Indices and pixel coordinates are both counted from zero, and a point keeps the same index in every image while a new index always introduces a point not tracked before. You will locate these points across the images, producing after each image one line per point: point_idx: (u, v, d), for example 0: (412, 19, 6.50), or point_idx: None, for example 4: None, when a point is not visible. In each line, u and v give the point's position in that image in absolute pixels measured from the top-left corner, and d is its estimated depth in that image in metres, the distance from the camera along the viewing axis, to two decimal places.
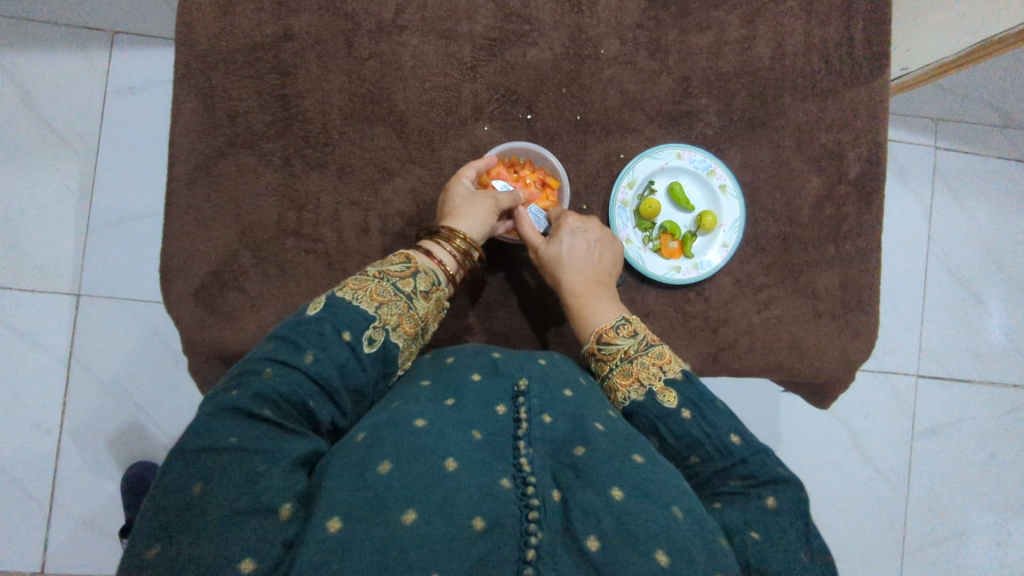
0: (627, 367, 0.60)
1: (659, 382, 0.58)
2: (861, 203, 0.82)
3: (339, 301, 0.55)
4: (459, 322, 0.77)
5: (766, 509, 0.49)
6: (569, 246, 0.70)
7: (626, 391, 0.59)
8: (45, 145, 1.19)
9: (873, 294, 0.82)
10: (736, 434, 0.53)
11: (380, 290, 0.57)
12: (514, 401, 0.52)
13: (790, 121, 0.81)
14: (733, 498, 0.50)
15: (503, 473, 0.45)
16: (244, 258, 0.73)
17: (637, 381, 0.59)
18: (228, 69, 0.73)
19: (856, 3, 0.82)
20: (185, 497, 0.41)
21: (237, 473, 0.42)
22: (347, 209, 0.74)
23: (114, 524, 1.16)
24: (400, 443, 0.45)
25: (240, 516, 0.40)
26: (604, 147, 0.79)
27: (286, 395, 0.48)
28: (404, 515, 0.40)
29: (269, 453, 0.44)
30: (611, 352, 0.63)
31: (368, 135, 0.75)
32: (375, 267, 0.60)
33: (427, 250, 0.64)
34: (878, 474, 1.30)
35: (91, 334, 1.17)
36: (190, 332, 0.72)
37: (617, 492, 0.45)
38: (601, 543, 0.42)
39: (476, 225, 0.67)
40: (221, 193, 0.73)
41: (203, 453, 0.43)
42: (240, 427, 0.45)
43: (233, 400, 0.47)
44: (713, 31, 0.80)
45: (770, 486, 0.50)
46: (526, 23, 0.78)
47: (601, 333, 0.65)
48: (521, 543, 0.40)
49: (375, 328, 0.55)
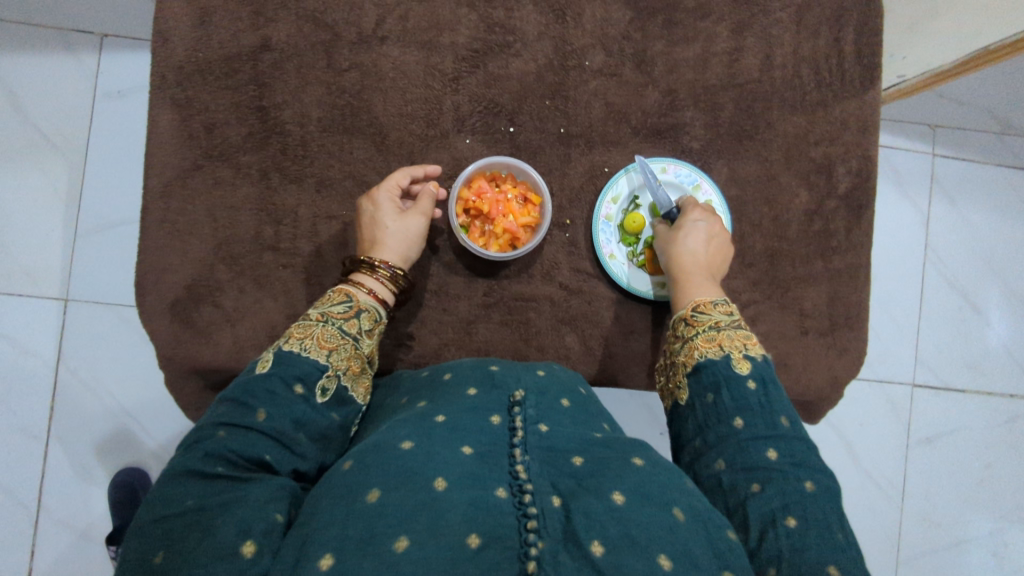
0: (712, 333, 0.61)
1: (738, 352, 0.59)
2: (851, 217, 0.80)
3: (286, 353, 0.55)
4: (439, 338, 0.76)
5: (803, 492, 0.51)
6: (692, 234, 0.70)
7: (704, 350, 0.60)
8: (32, 149, 1.18)
9: (863, 311, 0.80)
10: (787, 419, 0.55)
11: (327, 335, 0.57)
12: (509, 411, 0.51)
13: (778, 135, 0.80)
14: (771, 470, 0.52)
15: (498, 484, 0.44)
16: (220, 272, 0.72)
17: (719, 345, 0.60)
18: (205, 80, 0.72)
19: (848, 14, 0.81)
20: (147, 568, 0.41)
21: (198, 530, 0.42)
22: (325, 223, 0.73)
23: (98, 532, 1.15)
24: (386, 469, 0.44)
25: (201, 570, 0.40)
26: (588, 161, 0.78)
27: (240, 450, 0.48)
28: (396, 542, 0.39)
29: (228, 504, 0.44)
30: (702, 319, 0.63)
31: (347, 148, 0.74)
32: (317, 309, 0.59)
33: (363, 285, 0.63)
34: (871, 483, 1.29)
35: (77, 339, 1.16)
36: (165, 346, 0.71)
37: (618, 497, 0.44)
38: (606, 549, 0.40)
39: (404, 253, 0.67)
40: (197, 207, 0.72)
41: (158, 522, 0.43)
42: (192, 489, 0.45)
43: (185, 462, 0.47)
44: (701, 42, 0.79)
45: (806, 471, 0.52)
46: (509, 34, 0.76)
47: (699, 303, 0.65)
48: (521, 555, 0.40)
49: (329, 376, 0.55)
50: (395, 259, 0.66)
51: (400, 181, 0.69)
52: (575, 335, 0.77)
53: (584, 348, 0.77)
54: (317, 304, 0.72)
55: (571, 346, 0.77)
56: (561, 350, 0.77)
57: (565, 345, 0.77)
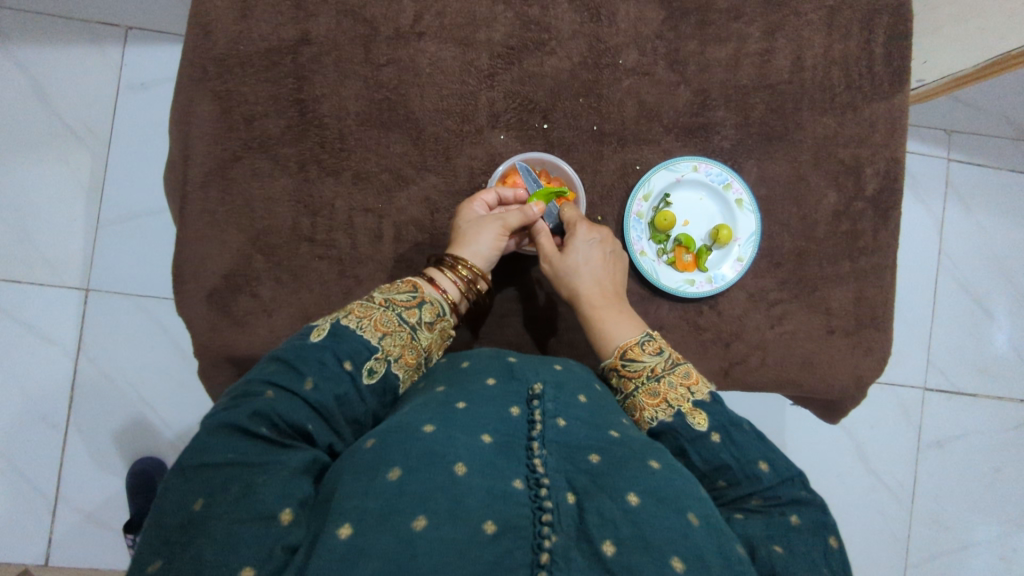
0: (654, 386, 0.59)
1: (687, 403, 0.57)
2: (878, 219, 0.81)
3: (343, 328, 0.56)
4: (471, 330, 0.77)
5: (791, 527, 0.49)
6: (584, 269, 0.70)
7: (652, 411, 0.58)
8: (56, 139, 1.19)
9: (887, 312, 0.81)
10: (766, 462, 0.53)
11: (385, 320, 0.58)
12: (528, 404, 0.52)
13: (808, 135, 0.81)
14: (757, 514, 0.50)
15: (515, 475, 0.45)
16: (257, 262, 0.73)
17: (664, 401, 0.58)
18: (246, 72, 0.73)
19: (877, 18, 0.82)
20: (186, 514, 0.42)
21: (235, 488, 0.43)
22: (361, 215, 0.74)
23: (115, 518, 1.16)
24: (409, 449, 0.45)
25: (238, 526, 0.41)
26: (620, 159, 0.79)
27: (285, 415, 0.48)
28: (416, 520, 0.41)
29: (266, 466, 0.45)
30: (637, 370, 0.61)
31: (384, 142, 0.75)
32: (382, 294, 0.61)
33: (431, 279, 0.65)
34: (882, 486, 1.30)
35: (99, 329, 1.17)
36: (203, 335, 0.72)
37: (633, 497, 0.45)
38: (617, 548, 0.41)
39: (481, 250, 0.68)
40: (235, 197, 0.73)
41: (200, 470, 0.44)
42: (237, 445, 0.46)
43: (231, 417, 0.47)
44: (733, 43, 0.80)
45: (792, 506, 0.50)
46: (544, 32, 0.77)
47: (625, 350, 0.63)
48: (534, 547, 0.41)
49: (377, 359, 0.56)
50: (469, 257, 0.67)
51: (486, 200, 0.71)
52: None
53: None
54: (351, 295, 0.73)
55: None
56: (591, 346, 0.78)
57: None
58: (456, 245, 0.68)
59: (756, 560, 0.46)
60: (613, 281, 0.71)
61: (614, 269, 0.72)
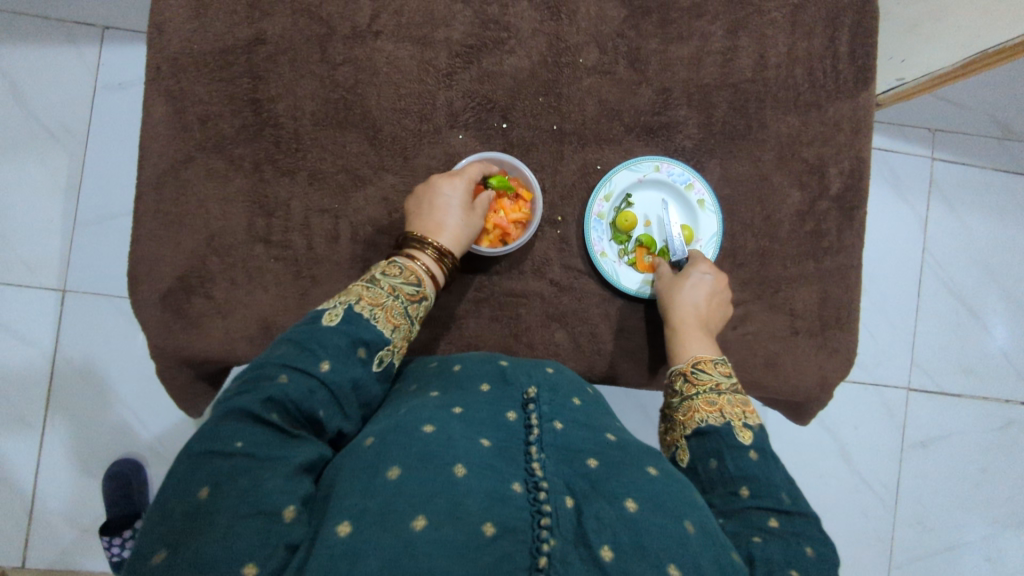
0: (714, 396, 0.61)
1: (741, 420, 0.58)
2: (843, 219, 0.81)
3: (358, 315, 0.56)
4: (430, 332, 0.76)
5: (805, 557, 0.48)
6: (694, 285, 0.71)
7: (705, 415, 0.59)
8: (32, 139, 1.18)
9: (853, 313, 0.81)
10: (789, 492, 0.53)
11: (395, 312, 0.59)
12: (524, 407, 0.52)
13: (771, 135, 0.80)
14: (773, 535, 0.49)
15: (514, 478, 0.45)
16: (212, 264, 0.72)
17: (720, 410, 0.59)
18: (199, 72, 0.73)
19: (842, 16, 0.81)
20: (190, 502, 0.41)
21: (243, 480, 0.42)
22: (317, 216, 0.73)
23: (93, 521, 1.15)
24: (410, 448, 0.44)
25: (246, 517, 0.40)
26: (581, 159, 0.78)
27: (299, 402, 0.48)
28: (416, 521, 0.40)
29: (277, 458, 0.44)
30: (704, 379, 0.63)
31: (340, 142, 0.74)
32: (386, 280, 0.60)
33: (426, 267, 0.64)
34: (865, 486, 1.29)
35: (74, 330, 1.17)
36: (157, 336, 0.71)
37: (631, 503, 0.44)
38: (615, 554, 0.41)
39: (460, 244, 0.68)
40: (191, 198, 0.72)
41: (209, 455, 0.43)
42: (248, 432, 0.45)
43: (245, 401, 0.47)
44: (695, 42, 0.79)
45: (807, 538, 0.50)
46: (503, 30, 0.77)
47: (699, 361, 0.65)
48: (532, 550, 0.40)
49: (388, 349, 0.57)
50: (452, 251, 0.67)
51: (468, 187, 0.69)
52: (565, 332, 0.77)
53: (573, 345, 0.77)
54: (308, 296, 0.73)
55: (560, 343, 0.77)
56: (551, 347, 0.77)
57: (555, 341, 0.77)
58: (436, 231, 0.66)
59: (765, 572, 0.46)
60: (716, 311, 0.71)
61: (719, 301, 0.72)
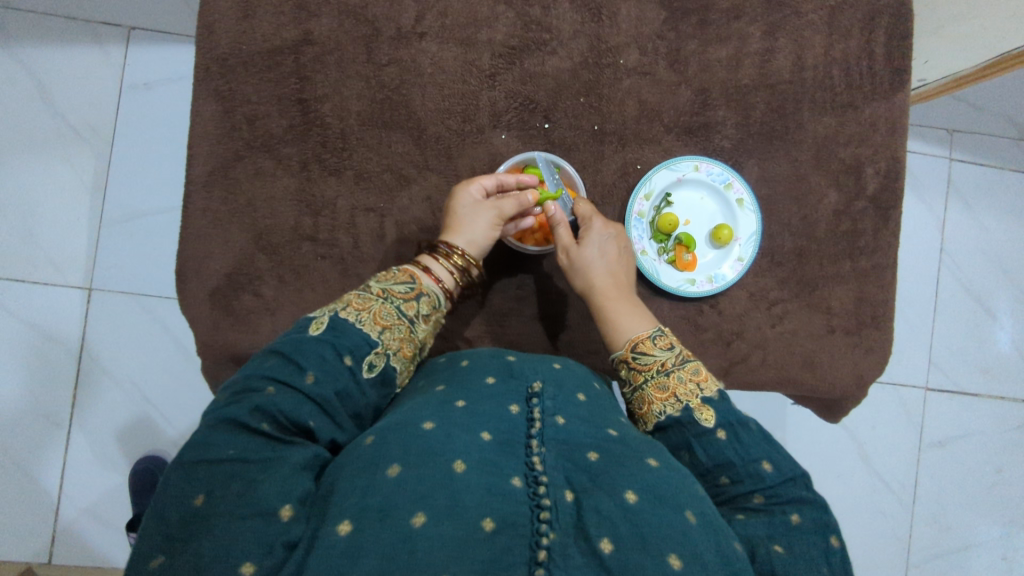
0: (664, 380, 0.58)
1: (697, 399, 0.56)
2: (879, 218, 0.81)
3: (341, 320, 0.55)
4: (472, 328, 0.77)
5: (791, 525, 0.48)
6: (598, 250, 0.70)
7: (661, 405, 0.57)
8: (58, 138, 1.19)
9: (889, 312, 0.81)
10: (769, 460, 0.52)
11: (384, 313, 0.57)
12: (528, 402, 0.51)
13: (808, 135, 0.81)
14: (759, 514, 0.49)
15: (515, 473, 0.44)
16: (259, 262, 0.73)
17: (674, 395, 0.57)
18: (248, 73, 0.74)
19: (878, 18, 0.82)
20: (187, 508, 0.41)
21: (238, 484, 0.42)
22: (363, 215, 0.74)
23: (119, 517, 1.16)
24: (410, 446, 0.44)
25: (239, 520, 0.40)
26: (621, 158, 0.79)
27: (287, 412, 0.47)
28: (415, 517, 0.40)
29: (268, 463, 0.44)
30: (647, 363, 0.61)
31: (385, 142, 0.75)
32: (378, 284, 0.59)
33: (425, 266, 0.64)
34: (884, 486, 1.30)
35: (102, 327, 1.17)
36: (205, 334, 0.72)
37: (630, 495, 0.43)
38: (614, 546, 0.40)
39: (477, 239, 0.67)
40: (238, 197, 0.73)
41: (200, 464, 0.43)
42: (238, 441, 0.45)
43: (233, 413, 0.46)
44: (733, 43, 0.80)
45: (793, 504, 0.50)
46: (545, 32, 0.77)
47: (637, 343, 0.63)
48: (532, 544, 0.39)
49: (377, 353, 0.55)
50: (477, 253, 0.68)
51: (486, 184, 0.69)
52: None
53: None
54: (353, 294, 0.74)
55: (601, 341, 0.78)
56: (591, 345, 0.78)
57: (595, 339, 0.78)
58: (451, 231, 0.67)
59: (755, 561, 0.46)
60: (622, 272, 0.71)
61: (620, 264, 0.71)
